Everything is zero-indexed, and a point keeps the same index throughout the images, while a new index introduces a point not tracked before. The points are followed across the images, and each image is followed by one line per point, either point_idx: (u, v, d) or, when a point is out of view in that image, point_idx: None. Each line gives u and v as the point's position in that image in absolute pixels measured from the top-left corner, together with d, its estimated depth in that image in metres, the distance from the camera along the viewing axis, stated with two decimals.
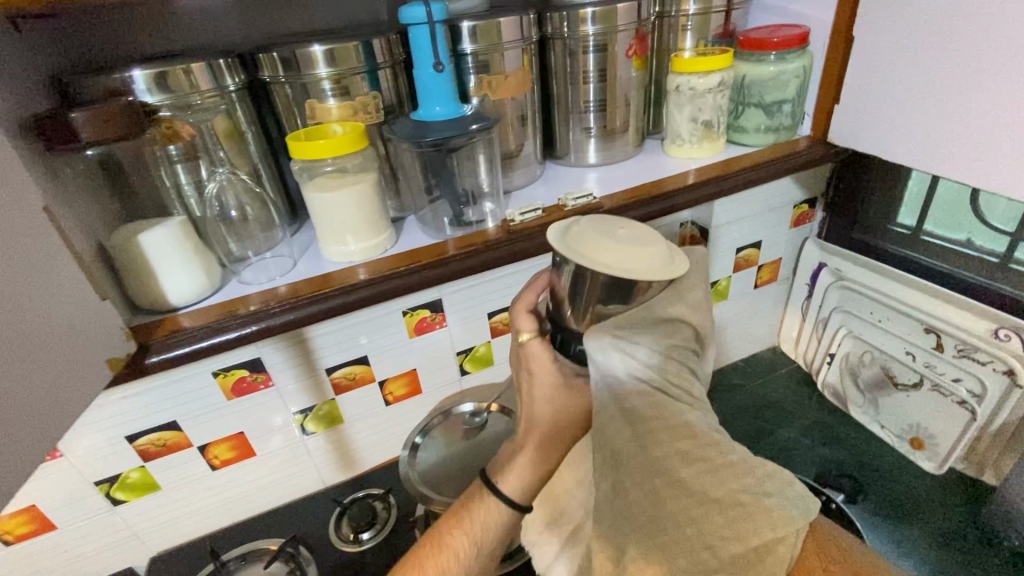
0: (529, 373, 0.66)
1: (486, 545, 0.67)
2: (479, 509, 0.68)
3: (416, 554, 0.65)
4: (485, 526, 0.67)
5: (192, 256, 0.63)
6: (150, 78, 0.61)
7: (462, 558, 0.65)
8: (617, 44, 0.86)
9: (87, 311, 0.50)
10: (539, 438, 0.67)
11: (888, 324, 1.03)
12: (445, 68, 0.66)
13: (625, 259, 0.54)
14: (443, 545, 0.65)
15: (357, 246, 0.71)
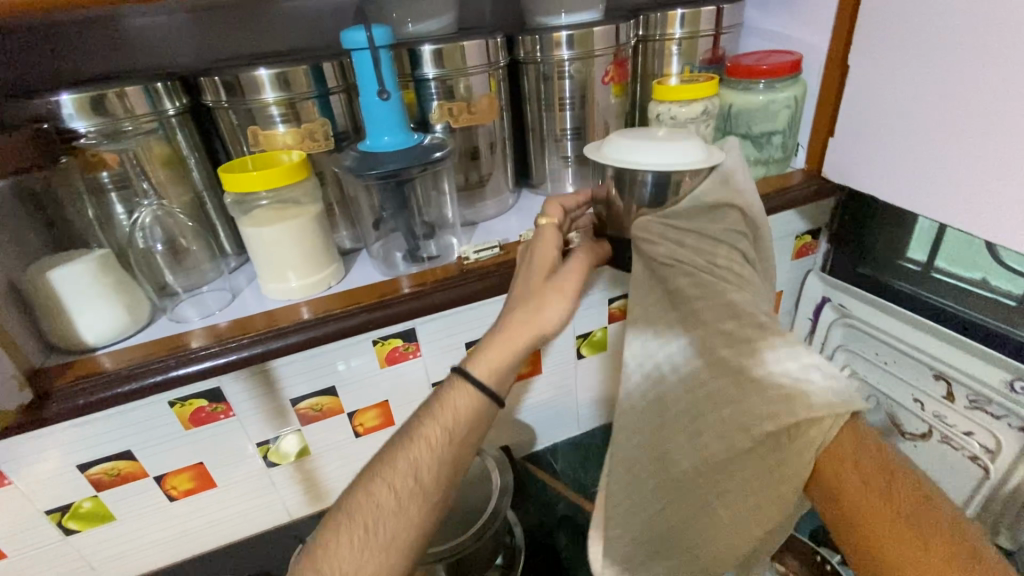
0: (542, 242, 0.68)
1: (460, 434, 0.62)
2: (451, 397, 0.63)
3: (387, 453, 0.61)
4: (457, 414, 0.62)
5: (112, 293, 0.59)
6: (79, 102, 0.57)
7: (434, 447, 0.61)
8: (594, 69, 0.80)
9: None
10: (528, 325, 0.64)
11: (895, 367, 0.95)
12: (393, 96, 0.61)
13: (670, 157, 0.60)
14: (412, 442, 0.61)
15: (299, 283, 0.66)
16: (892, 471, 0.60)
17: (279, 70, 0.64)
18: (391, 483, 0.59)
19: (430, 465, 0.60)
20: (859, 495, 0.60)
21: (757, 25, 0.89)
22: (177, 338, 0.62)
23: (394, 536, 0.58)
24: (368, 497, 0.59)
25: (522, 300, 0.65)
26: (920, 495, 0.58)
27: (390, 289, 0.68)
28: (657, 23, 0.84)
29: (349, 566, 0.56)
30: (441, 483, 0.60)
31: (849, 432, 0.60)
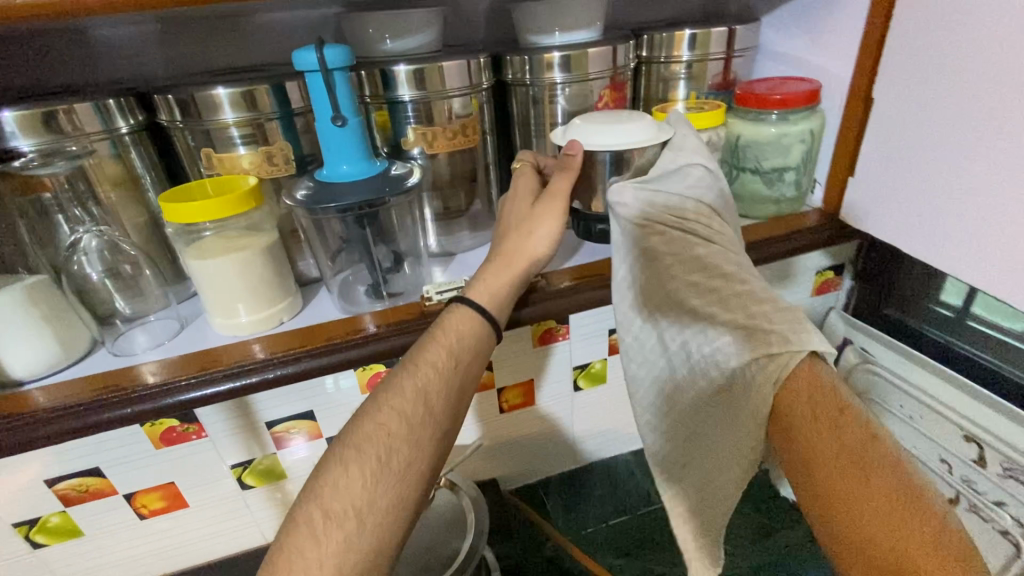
0: (524, 190, 0.65)
1: (465, 358, 0.57)
2: (451, 320, 0.59)
3: (389, 383, 0.55)
4: (460, 337, 0.57)
5: (41, 325, 0.55)
6: (23, 121, 0.54)
7: (441, 373, 0.55)
8: (588, 93, 0.74)
9: None
10: (520, 252, 0.62)
11: (920, 424, 0.81)
12: (349, 123, 0.56)
13: (621, 135, 0.64)
14: (415, 367, 0.55)
15: (249, 318, 0.61)
16: (844, 411, 0.56)
17: (241, 89, 0.59)
18: (399, 410, 0.52)
19: (438, 392, 0.54)
20: (804, 406, 0.58)
21: (774, 48, 0.81)
22: (114, 376, 0.57)
23: (408, 467, 0.51)
24: (376, 428, 0.52)
25: (513, 236, 0.62)
26: (870, 437, 0.54)
27: (348, 328, 0.63)
28: (663, 44, 0.77)
29: (362, 501, 0.49)
30: (451, 409, 0.55)
31: (805, 371, 0.58)
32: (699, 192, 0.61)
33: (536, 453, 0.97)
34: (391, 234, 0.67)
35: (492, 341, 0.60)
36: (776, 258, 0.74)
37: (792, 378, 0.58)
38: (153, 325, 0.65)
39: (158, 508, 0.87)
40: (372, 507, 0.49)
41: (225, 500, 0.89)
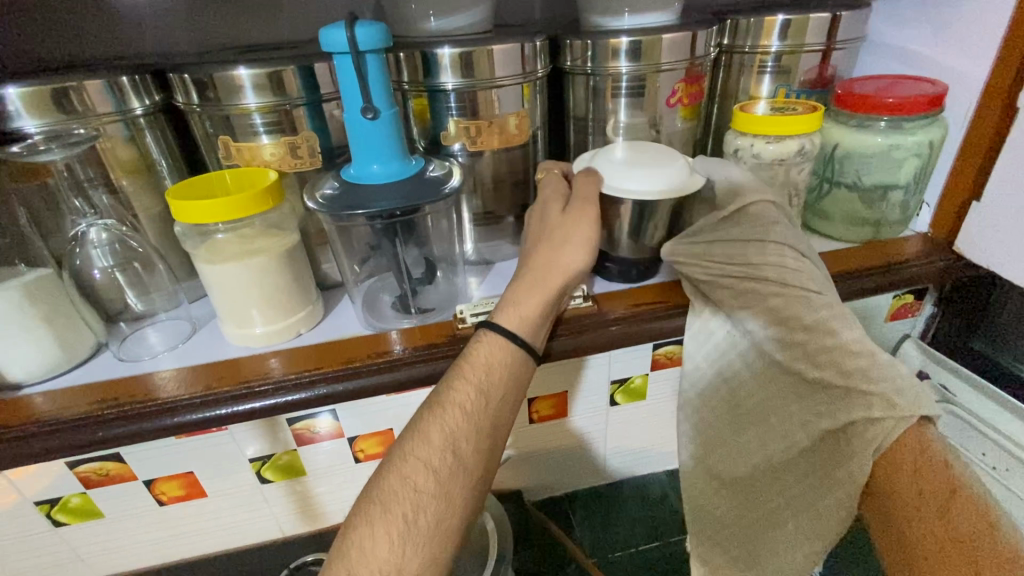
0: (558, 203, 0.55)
1: (497, 391, 0.49)
2: (479, 351, 0.51)
3: (413, 424, 0.48)
4: (491, 368, 0.50)
5: (41, 325, 0.50)
6: (29, 97, 0.48)
7: (471, 413, 0.47)
8: (658, 86, 0.63)
9: None
10: (554, 266, 0.52)
11: (1006, 477, 0.64)
12: (383, 115, 0.49)
13: (649, 181, 0.55)
14: (441, 407, 0.47)
15: (265, 329, 0.55)
16: (958, 491, 0.45)
17: (266, 70, 0.52)
18: (426, 459, 0.45)
19: (470, 436, 0.47)
20: (907, 479, 0.48)
21: (883, 41, 0.68)
22: (112, 387, 0.52)
23: (439, 525, 0.44)
24: (401, 481, 0.45)
25: (541, 254, 0.53)
26: (986, 528, 0.43)
27: (376, 348, 0.56)
28: (749, 31, 0.65)
29: (389, 567, 0.42)
30: (484, 455, 0.47)
31: (914, 438, 0.48)
32: (763, 232, 0.53)
33: (567, 472, 0.86)
34: (425, 239, 0.60)
35: (529, 366, 0.52)
36: (864, 295, 0.63)
37: (893, 444, 0.48)
38: (164, 327, 0.59)
39: (177, 496, 0.84)
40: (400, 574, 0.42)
41: (247, 491, 0.86)
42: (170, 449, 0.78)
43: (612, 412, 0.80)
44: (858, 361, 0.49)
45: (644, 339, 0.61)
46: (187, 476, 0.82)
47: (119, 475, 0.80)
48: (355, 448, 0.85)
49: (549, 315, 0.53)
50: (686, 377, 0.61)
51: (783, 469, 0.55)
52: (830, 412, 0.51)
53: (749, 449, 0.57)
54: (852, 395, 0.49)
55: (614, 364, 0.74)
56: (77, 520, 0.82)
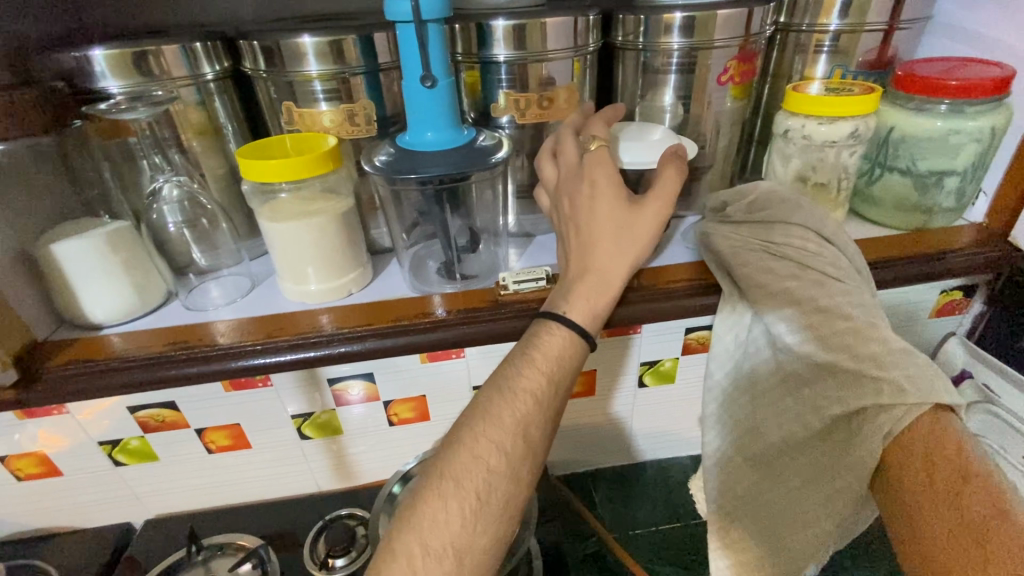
0: (590, 186, 0.54)
1: (564, 382, 0.51)
2: (550, 341, 0.52)
3: (480, 404, 0.50)
4: (561, 360, 0.52)
5: (119, 272, 0.55)
6: (113, 59, 0.52)
7: (540, 401, 0.50)
8: (709, 64, 0.63)
9: None
10: (615, 258, 0.54)
11: None
12: (440, 83, 0.50)
13: (641, 154, 0.57)
14: (512, 393, 0.49)
15: (318, 287, 0.59)
16: (970, 479, 0.45)
17: (328, 39, 0.54)
18: (498, 442, 0.48)
19: (538, 422, 0.49)
20: (918, 467, 0.47)
21: (949, 23, 0.66)
22: (179, 332, 0.57)
23: (507, 504, 0.47)
24: (473, 460, 0.47)
25: (574, 241, 0.55)
26: (998, 513, 0.43)
27: (420, 310, 0.59)
28: (807, 9, 0.64)
29: (459, 540, 0.45)
30: (546, 441, 0.50)
31: (925, 425, 0.48)
32: (788, 214, 0.57)
33: (593, 449, 0.88)
34: (468, 207, 0.62)
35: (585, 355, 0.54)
36: (903, 282, 0.62)
37: (904, 430, 0.48)
38: (227, 282, 0.63)
39: (224, 445, 0.90)
40: (471, 547, 0.45)
41: (288, 444, 0.91)
42: (221, 399, 0.84)
43: (640, 393, 0.81)
44: (865, 346, 0.50)
45: (679, 315, 0.62)
46: (234, 426, 0.88)
47: (175, 421, 0.87)
48: (389, 411, 0.89)
49: (602, 298, 0.54)
50: (713, 359, 0.62)
51: (799, 448, 0.55)
52: (841, 399, 0.51)
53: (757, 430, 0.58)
54: (864, 380, 0.50)
55: (645, 345, 0.75)
56: (136, 460, 0.89)
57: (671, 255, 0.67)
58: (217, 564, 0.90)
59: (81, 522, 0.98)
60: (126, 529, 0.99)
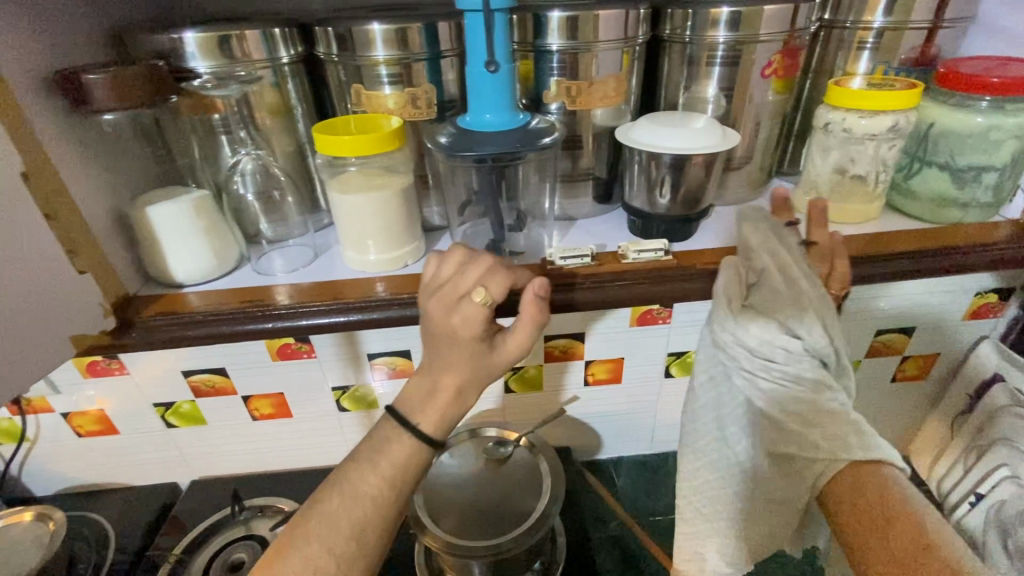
0: (449, 329, 0.49)
1: (406, 488, 0.49)
2: (393, 441, 0.49)
3: (321, 497, 0.48)
4: (406, 466, 0.49)
5: (202, 235, 0.61)
6: (203, 41, 0.57)
7: (380, 507, 0.47)
8: (754, 58, 0.66)
9: (56, 279, 0.49)
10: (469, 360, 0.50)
11: None
12: (502, 68, 0.54)
13: (682, 139, 0.60)
14: (353, 494, 0.47)
15: (377, 257, 0.63)
16: (893, 518, 0.45)
17: (396, 26, 0.59)
18: (329, 546, 0.45)
19: (377, 525, 0.47)
20: (848, 517, 0.48)
21: (993, 22, 0.67)
22: (247, 292, 0.62)
23: None
24: (302, 562, 0.44)
25: (429, 350, 0.51)
26: (921, 548, 0.43)
27: None
28: (852, 6, 0.66)
29: None
30: (375, 553, 0.47)
31: (848, 477, 0.50)
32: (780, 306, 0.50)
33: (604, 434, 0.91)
34: (515, 189, 0.66)
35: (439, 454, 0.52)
36: (931, 274, 0.64)
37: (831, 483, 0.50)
38: (292, 251, 0.69)
39: (268, 413, 0.96)
40: None
41: (328, 415, 0.97)
42: (269, 367, 0.89)
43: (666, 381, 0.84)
44: (801, 407, 0.50)
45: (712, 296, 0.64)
46: (279, 394, 0.94)
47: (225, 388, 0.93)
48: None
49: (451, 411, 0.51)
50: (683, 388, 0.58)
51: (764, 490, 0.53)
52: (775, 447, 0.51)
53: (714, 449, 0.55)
54: (799, 437, 0.50)
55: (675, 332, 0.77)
56: (186, 424, 0.96)
57: (708, 240, 0.68)
58: (257, 524, 0.97)
59: (133, 479, 1.06)
60: (173, 489, 1.07)
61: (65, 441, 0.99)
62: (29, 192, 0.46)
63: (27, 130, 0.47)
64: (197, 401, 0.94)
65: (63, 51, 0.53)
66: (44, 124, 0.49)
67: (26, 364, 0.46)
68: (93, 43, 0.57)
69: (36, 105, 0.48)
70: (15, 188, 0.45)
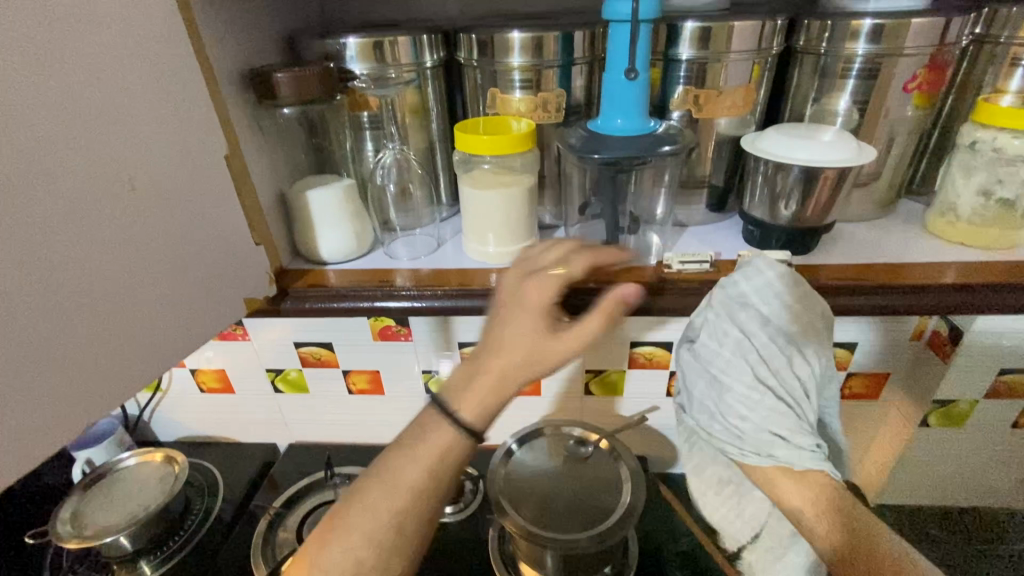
0: (534, 293, 0.53)
1: (446, 473, 0.51)
2: (433, 434, 0.52)
3: (359, 488, 0.51)
4: (445, 454, 0.51)
5: (347, 218, 0.68)
6: (360, 47, 0.63)
7: (419, 495, 0.50)
8: (896, 71, 0.64)
9: (235, 246, 0.57)
10: (519, 364, 0.51)
11: None
12: (640, 77, 0.57)
13: (810, 151, 0.60)
14: (392, 484, 0.50)
15: (496, 249, 0.68)
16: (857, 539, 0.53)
17: (533, 34, 0.62)
18: (370, 532, 0.49)
19: (414, 515, 0.50)
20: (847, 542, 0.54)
21: None
22: (379, 273, 0.68)
23: None
24: (343, 550, 0.49)
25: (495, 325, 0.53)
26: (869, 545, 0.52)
27: (577, 279, 0.65)
28: (1009, 20, 0.63)
29: None
30: (422, 536, 0.51)
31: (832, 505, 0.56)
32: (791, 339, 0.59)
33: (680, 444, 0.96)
34: (629, 194, 0.68)
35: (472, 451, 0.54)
36: None
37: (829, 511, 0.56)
38: (417, 238, 0.75)
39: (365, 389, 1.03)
40: None
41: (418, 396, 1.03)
42: (370, 345, 0.96)
43: None
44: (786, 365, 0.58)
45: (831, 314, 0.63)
46: (376, 371, 1.00)
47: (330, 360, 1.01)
48: None
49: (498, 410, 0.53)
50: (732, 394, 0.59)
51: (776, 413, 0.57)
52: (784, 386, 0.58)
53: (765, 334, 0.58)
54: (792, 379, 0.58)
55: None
56: (292, 391, 1.06)
57: (822, 256, 0.67)
58: None
59: (240, 436, 1.18)
60: (273, 450, 1.17)
61: (189, 395, 1.12)
62: (223, 168, 0.54)
63: (226, 117, 0.55)
64: (303, 371, 1.03)
65: (251, 51, 0.61)
66: (238, 115, 0.58)
67: (209, 317, 0.54)
68: (272, 45, 0.65)
69: (232, 99, 0.57)
70: (213, 163, 0.53)
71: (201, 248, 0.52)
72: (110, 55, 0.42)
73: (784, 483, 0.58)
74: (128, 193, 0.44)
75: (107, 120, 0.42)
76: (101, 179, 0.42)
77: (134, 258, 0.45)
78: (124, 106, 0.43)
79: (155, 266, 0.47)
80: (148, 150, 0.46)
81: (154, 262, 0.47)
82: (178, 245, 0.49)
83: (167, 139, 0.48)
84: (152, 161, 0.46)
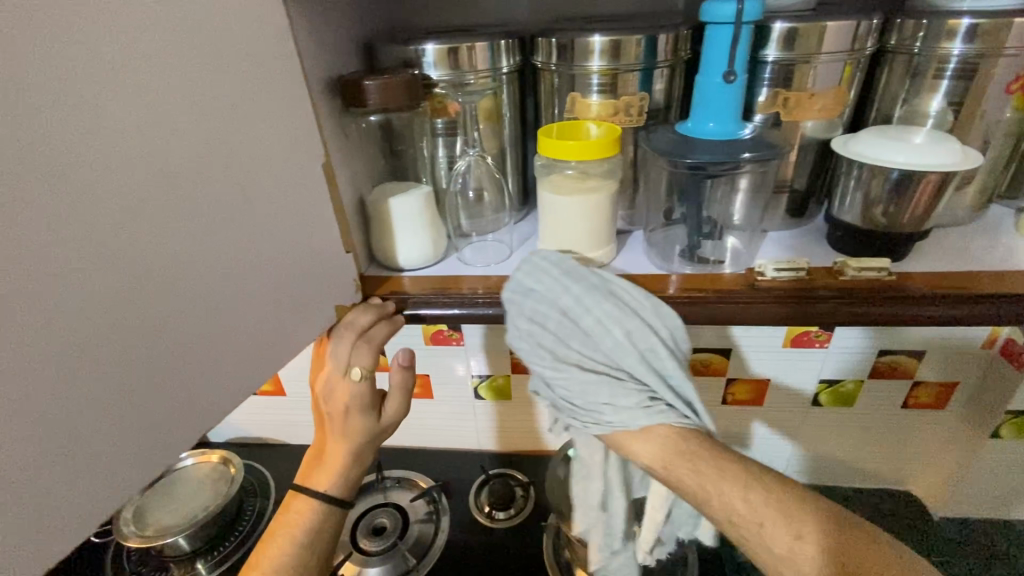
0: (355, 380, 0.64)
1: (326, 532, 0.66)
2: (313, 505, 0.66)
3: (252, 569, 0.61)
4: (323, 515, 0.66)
5: (426, 225, 0.68)
6: (439, 53, 0.63)
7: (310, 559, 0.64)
8: (997, 71, 0.61)
9: (324, 252, 0.57)
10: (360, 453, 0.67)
11: None
12: (738, 80, 0.56)
13: (909, 155, 0.58)
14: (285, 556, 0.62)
15: (573, 256, 0.66)
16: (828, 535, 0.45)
17: (614, 37, 0.61)
18: None
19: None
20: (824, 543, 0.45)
21: None
22: (457, 280, 0.68)
23: None
24: None
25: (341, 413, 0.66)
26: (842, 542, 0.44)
27: (659, 286, 0.64)
28: None
29: None
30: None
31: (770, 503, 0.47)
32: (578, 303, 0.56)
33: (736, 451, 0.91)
34: (712, 199, 0.67)
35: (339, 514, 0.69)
36: None
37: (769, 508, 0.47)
38: (488, 244, 0.75)
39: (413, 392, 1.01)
40: None
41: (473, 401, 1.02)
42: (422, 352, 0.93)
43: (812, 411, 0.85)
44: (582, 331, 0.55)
45: (926, 323, 0.61)
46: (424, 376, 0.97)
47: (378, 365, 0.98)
48: None
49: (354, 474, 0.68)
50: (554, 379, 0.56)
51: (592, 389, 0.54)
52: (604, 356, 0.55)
53: (555, 313, 0.56)
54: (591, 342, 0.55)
55: (830, 360, 0.78)
56: None
57: (914, 263, 0.65)
58: (395, 494, 1.03)
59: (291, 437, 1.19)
60: None
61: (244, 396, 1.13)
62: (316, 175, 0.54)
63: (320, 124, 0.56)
64: None
65: (337, 58, 0.61)
66: (328, 122, 0.58)
67: (298, 322, 0.53)
68: (353, 52, 0.65)
69: (323, 107, 0.57)
70: (307, 170, 0.53)
71: (294, 254, 0.52)
72: (231, 66, 0.42)
73: (637, 446, 0.53)
74: (235, 199, 0.44)
75: (220, 127, 0.42)
76: (214, 185, 0.42)
77: (237, 264, 0.46)
78: (235, 113, 0.43)
79: (255, 272, 0.47)
80: (253, 157, 0.45)
81: (256, 268, 0.48)
82: (273, 250, 0.49)
83: (270, 146, 0.48)
84: (255, 167, 0.46)
